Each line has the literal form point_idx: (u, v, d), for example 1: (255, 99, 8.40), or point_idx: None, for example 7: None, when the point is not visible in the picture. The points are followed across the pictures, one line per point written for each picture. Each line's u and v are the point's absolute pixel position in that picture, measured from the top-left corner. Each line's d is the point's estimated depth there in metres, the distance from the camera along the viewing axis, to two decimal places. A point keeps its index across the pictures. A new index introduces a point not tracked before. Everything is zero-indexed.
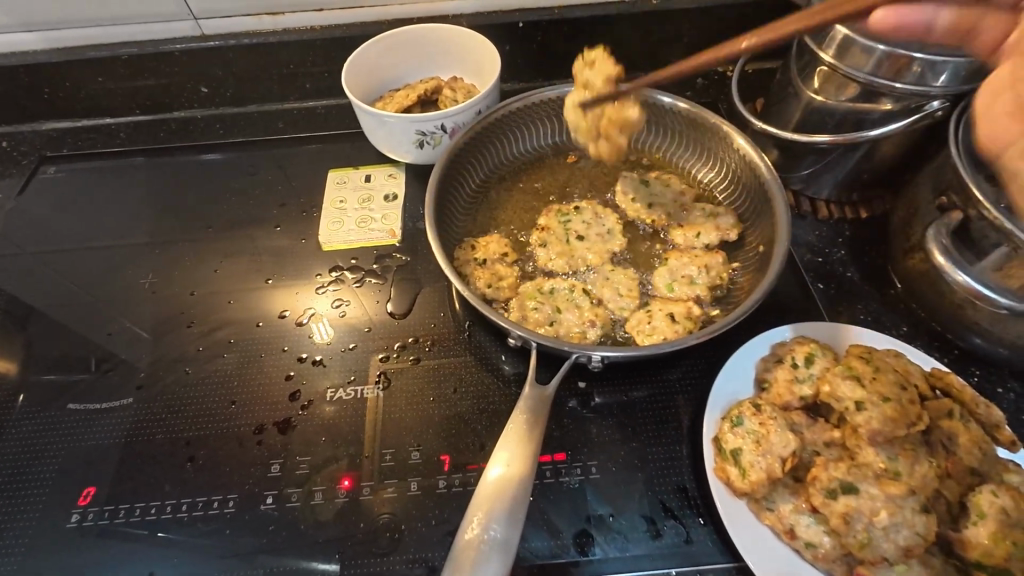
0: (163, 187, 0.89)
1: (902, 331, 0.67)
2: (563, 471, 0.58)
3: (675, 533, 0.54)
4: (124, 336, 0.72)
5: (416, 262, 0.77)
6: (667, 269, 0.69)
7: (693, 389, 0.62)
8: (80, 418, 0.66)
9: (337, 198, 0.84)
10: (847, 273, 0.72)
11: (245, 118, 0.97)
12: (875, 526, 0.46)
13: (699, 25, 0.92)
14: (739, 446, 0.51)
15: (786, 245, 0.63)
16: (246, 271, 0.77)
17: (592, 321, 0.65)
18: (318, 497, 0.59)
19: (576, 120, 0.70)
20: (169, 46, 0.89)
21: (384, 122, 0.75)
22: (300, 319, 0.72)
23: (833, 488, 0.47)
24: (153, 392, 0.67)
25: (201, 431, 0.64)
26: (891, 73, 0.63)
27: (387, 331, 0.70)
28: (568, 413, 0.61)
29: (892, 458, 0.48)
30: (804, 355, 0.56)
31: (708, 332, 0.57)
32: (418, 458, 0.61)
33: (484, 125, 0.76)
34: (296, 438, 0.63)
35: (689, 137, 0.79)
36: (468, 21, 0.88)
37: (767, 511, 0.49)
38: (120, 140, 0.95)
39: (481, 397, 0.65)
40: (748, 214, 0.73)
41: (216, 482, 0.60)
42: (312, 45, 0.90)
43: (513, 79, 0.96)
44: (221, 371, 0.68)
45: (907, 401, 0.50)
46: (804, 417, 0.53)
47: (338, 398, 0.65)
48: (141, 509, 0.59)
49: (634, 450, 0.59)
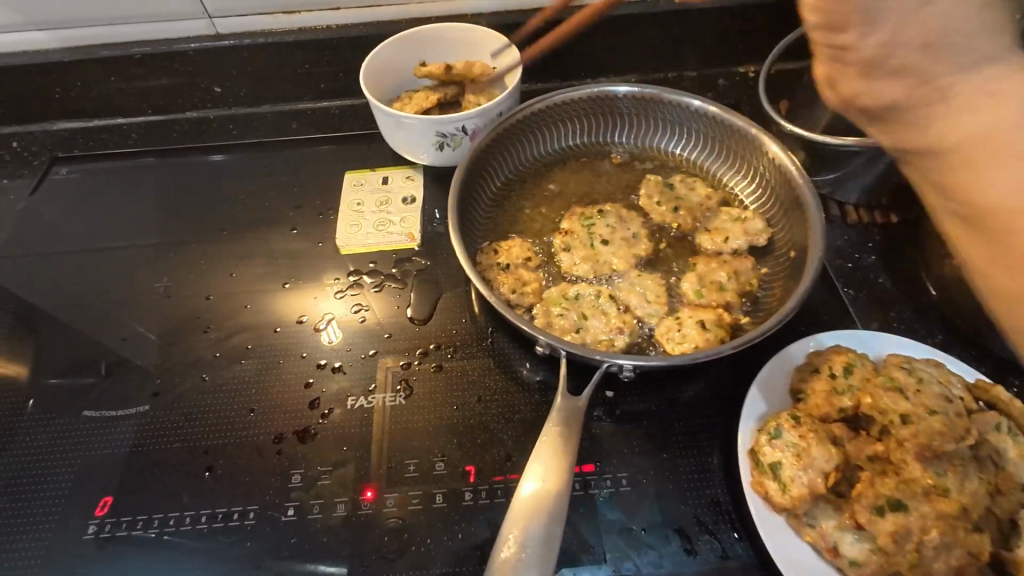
0: (176, 188, 0.88)
1: (937, 339, 0.65)
2: (592, 484, 0.56)
3: (710, 549, 0.52)
4: (140, 340, 0.71)
5: (436, 266, 0.75)
6: (695, 274, 0.67)
7: (724, 399, 0.61)
8: (95, 425, 0.64)
9: (355, 200, 0.82)
10: (879, 279, 0.70)
11: (259, 118, 0.95)
12: (925, 545, 0.44)
13: (723, 25, 0.90)
14: (779, 460, 0.49)
15: (821, 251, 0.62)
16: (262, 275, 0.76)
17: (619, 329, 0.63)
18: (341, 508, 0.57)
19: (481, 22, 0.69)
20: (184, 45, 0.87)
21: (405, 123, 0.74)
22: (319, 324, 0.70)
23: (880, 505, 0.46)
24: (170, 399, 0.65)
25: (220, 440, 0.62)
26: None
27: (407, 338, 0.69)
28: (596, 423, 0.60)
29: (941, 474, 0.46)
30: (843, 365, 0.54)
31: (743, 341, 0.56)
32: (442, 469, 0.59)
33: (506, 126, 0.75)
34: (317, 447, 0.61)
35: (715, 140, 0.77)
36: (488, 20, 0.87)
37: (809, 528, 0.48)
38: (133, 141, 0.94)
39: (505, 405, 0.64)
40: (777, 218, 0.71)
41: (234, 493, 0.59)
42: (328, 44, 0.88)
43: (531, 79, 0.95)
44: (239, 378, 0.66)
45: (954, 415, 0.48)
46: (844, 429, 0.52)
47: (359, 406, 0.64)
48: (159, 520, 0.58)
49: (665, 462, 0.57)
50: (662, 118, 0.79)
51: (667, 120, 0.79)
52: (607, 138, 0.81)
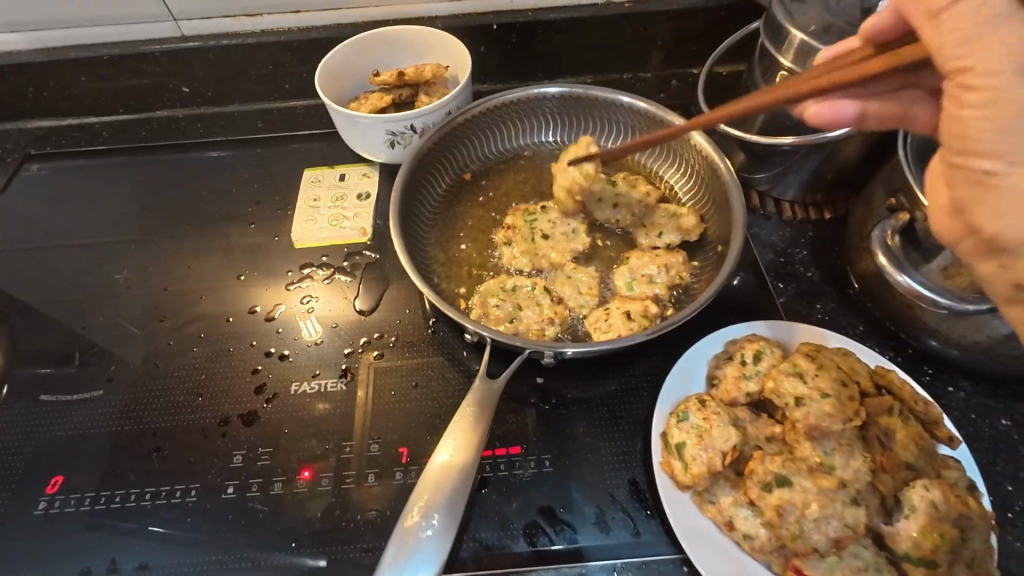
0: (145, 184, 0.91)
1: (858, 330, 0.68)
2: (516, 465, 0.59)
3: (622, 525, 0.55)
4: (98, 330, 0.74)
5: (385, 260, 0.78)
6: (627, 268, 0.70)
7: (648, 386, 0.64)
8: (50, 409, 0.68)
9: (312, 196, 0.85)
10: (807, 273, 0.73)
11: (226, 117, 0.99)
12: (806, 518, 0.46)
13: (673, 28, 0.93)
14: (683, 440, 0.52)
15: (742, 245, 0.64)
16: (220, 267, 0.79)
17: (550, 319, 0.66)
18: (278, 487, 0.60)
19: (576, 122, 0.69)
20: (150, 47, 0.90)
21: (356, 122, 0.77)
22: (270, 314, 0.74)
23: (769, 481, 0.48)
24: (124, 385, 0.69)
25: (168, 423, 0.65)
26: None
27: (352, 328, 0.72)
28: (526, 407, 0.63)
29: (828, 453, 0.49)
30: (753, 352, 0.57)
31: (659, 329, 0.59)
32: (376, 451, 0.62)
33: (453, 126, 0.78)
34: (260, 430, 0.64)
35: (656, 138, 0.79)
36: (443, 23, 0.90)
37: (709, 504, 0.50)
38: (103, 139, 0.97)
39: (442, 392, 0.67)
40: (710, 214, 0.74)
41: (178, 472, 0.62)
42: (290, 46, 0.91)
43: (489, 80, 0.98)
44: (192, 365, 0.69)
45: (845, 397, 0.51)
46: (748, 412, 0.54)
47: (303, 392, 0.67)
48: (106, 497, 0.61)
49: (587, 444, 0.60)
50: (605, 117, 0.81)
51: (610, 122, 0.82)
52: (553, 138, 0.84)
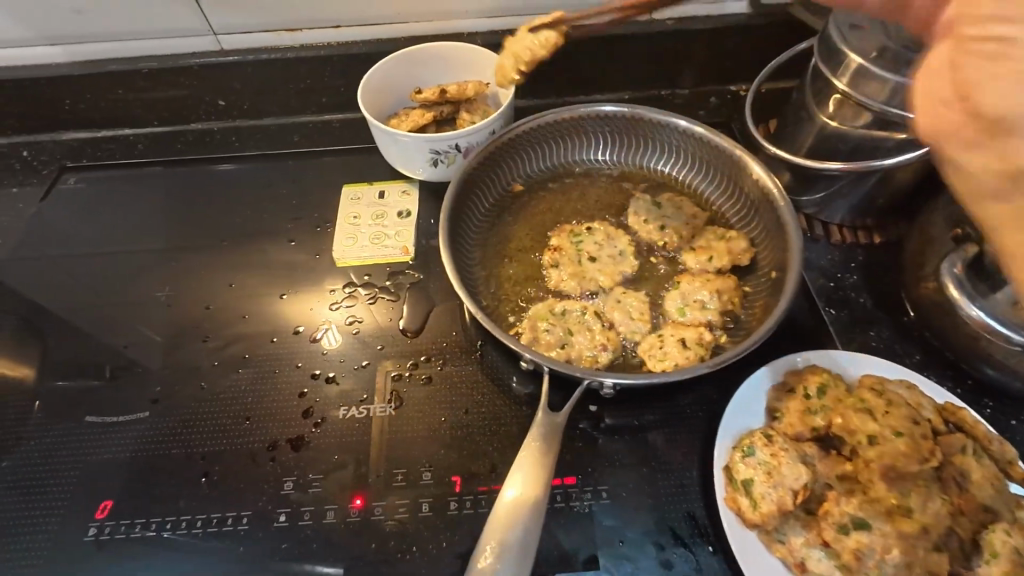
0: (181, 197, 0.91)
1: (914, 359, 0.67)
2: (573, 496, 0.58)
3: (685, 561, 0.54)
4: (141, 348, 0.73)
5: (429, 279, 0.77)
6: (679, 293, 0.69)
7: (704, 415, 0.63)
8: (96, 430, 0.67)
9: (352, 213, 0.85)
10: (859, 299, 0.72)
11: (262, 131, 0.98)
12: (886, 563, 0.46)
13: (714, 45, 0.92)
14: (751, 477, 0.51)
15: (800, 273, 0.63)
16: (261, 285, 0.78)
17: (603, 345, 0.65)
18: (330, 515, 0.60)
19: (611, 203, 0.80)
20: (188, 60, 0.90)
21: (400, 141, 0.76)
22: (314, 335, 0.73)
23: (845, 524, 0.48)
24: (169, 406, 0.68)
25: (216, 446, 0.64)
26: (905, 102, 0.62)
27: (398, 350, 0.71)
28: (579, 436, 0.62)
29: (905, 495, 0.48)
30: (816, 385, 0.56)
31: (719, 361, 0.57)
32: (429, 478, 0.61)
33: (497, 145, 0.77)
34: (310, 455, 0.63)
35: (703, 159, 0.79)
36: (484, 39, 0.89)
37: (778, 543, 0.50)
38: (139, 151, 0.97)
39: (492, 417, 0.66)
40: (760, 238, 0.73)
41: (229, 498, 0.61)
42: (328, 60, 0.91)
43: (526, 95, 0.97)
44: (237, 386, 0.69)
45: (920, 436, 0.50)
46: (816, 448, 0.53)
47: (351, 416, 0.66)
48: (157, 523, 0.60)
49: (644, 476, 0.59)
50: (651, 137, 0.80)
51: (656, 142, 0.80)
52: (596, 158, 0.83)
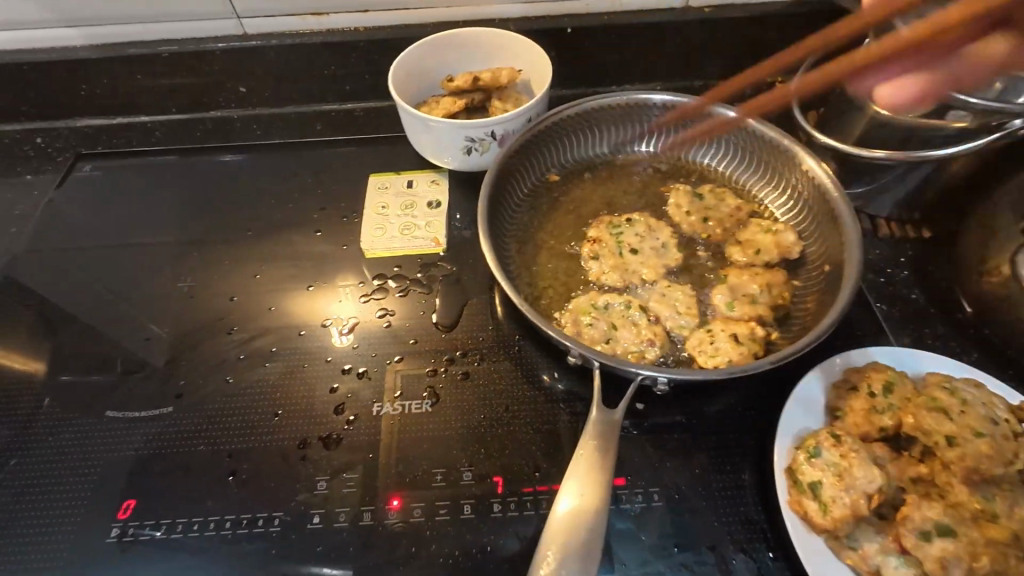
0: (201, 187, 0.88)
1: (973, 357, 0.64)
2: (623, 498, 0.55)
3: (747, 568, 0.51)
4: (164, 341, 0.70)
5: (461, 272, 0.74)
6: (727, 287, 0.66)
7: (757, 414, 0.60)
8: (117, 425, 0.64)
9: (379, 203, 0.82)
10: (912, 295, 0.68)
11: (283, 119, 0.95)
12: (974, 572, 0.43)
13: (753, 34, 0.89)
14: (818, 480, 0.48)
15: (859, 267, 0.61)
16: (287, 276, 0.75)
17: (650, 340, 0.62)
18: (366, 518, 0.56)
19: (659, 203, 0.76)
20: (210, 45, 0.87)
21: (434, 128, 0.74)
22: (343, 329, 0.70)
23: (928, 530, 0.45)
24: (193, 402, 0.65)
25: (244, 444, 0.61)
26: (968, 88, 0.60)
27: (433, 345, 0.68)
28: (622, 435, 0.59)
29: (988, 499, 0.46)
30: (882, 383, 0.53)
31: (781, 356, 0.55)
32: (470, 478, 0.58)
33: (535, 133, 0.74)
34: (343, 454, 0.60)
35: (747, 150, 0.76)
36: (516, 26, 0.86)
37: (850, 550, 0.47)
38: (156, 139, 0.94)
39: (533, 415, 0.63)
40: (809, 231, 0.70)
41: (259, 498, 0.58)
42: (355, 46, 0.88)
43: (556, 85, 0.94)
44: (264, 381, 0.66)
45: (1001, 437, 0.48)
46: (886, 449, 0.50)
47: (385, 413, 0.63)
48: (182, 525, 0.57)
49: (697, 478, 0.56)
50: (692, 128, 0.78)
51: (698, 132, 0.78)
52: (634, 148, 0.80)
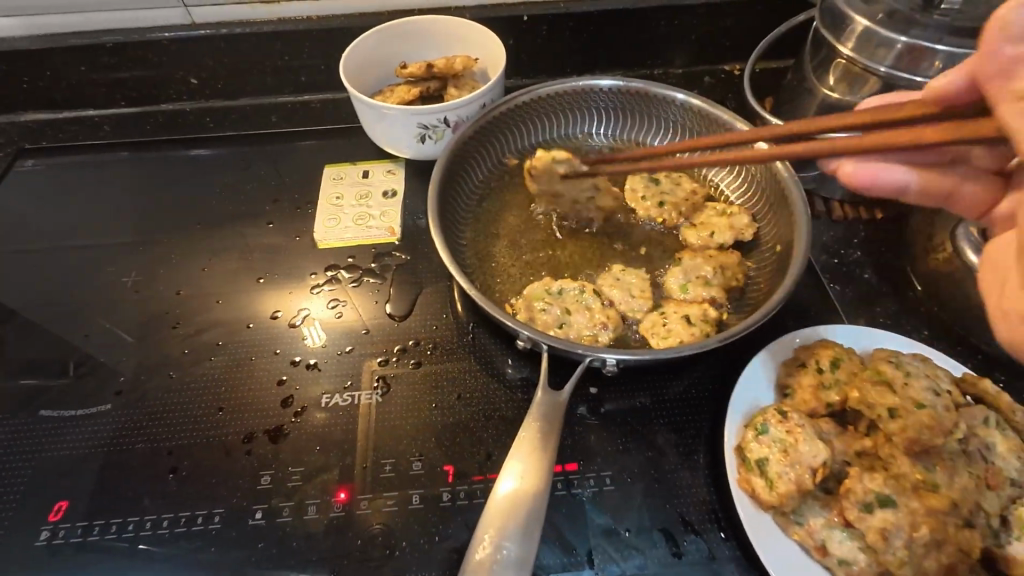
0: (150, 182, 0.85)
1: (923, 334, 0.64)
2: (574, 483, 0.54)
3: (696, 549, 0.50)
4: (107, 337, 0.68)
5: (416, 261, 0.73)
6: (681, 269, 0.66)
7: (710, 394, 0.59)
8: (51, 425, 0.61)
9: (334, 194, 0.80)
10: (863, 275, 0.69)
11: (237, 111, 0.92)
12: (915, 542, 0.43)
13: (709, 21, 0.89)
14: (765, 456, 0.48)
15: (807, 247, 0.61)
16: (236, 269, 0.73)
17: (603, 324, 0.62)
18: (311, 511, 0.55)
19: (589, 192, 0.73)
20: (157, 34, 0.84)
21: (385, 115, 0.72)
22: (293, 321, 0.68)
23: (869, 501, 0.45)
24: (133, 399, 0.63)
25: (185, 440, 0.59)
26: (910, 66, 0.61)
27: (385, 335, 0.66)
28: (577, 420, 0.58)
29: (930, 469, 0.46)
30: (830, 359, 0.53)
31: (729, 334, 0.54)
32: (420, 468, 0.57)
33: (489, 118, 0.73)
34: (289, 447, 0.58)
35: (701, 134, 0.76)
36: (472, 14, 0.85)
37: (796, 526, 0.46)
38: (104, 133, 0.91)
39: (485, 403, 0.62)
40: (762, 212, 0.70)
41: (199, 495, 0.56)
42: (308, 36, 0.86)
43: (515, 74, 0.93)
44: (209, 376, 0.64)
45: (943, 409, 0.47)
46: (832, 424, 0.51)
47: (333, 404, 0.61)
48: (117, 525, 0.55)
49: (648, 460, 0.55)
50: (648, 112, 0.77)
51: (654, 117, 0.78)
52: (591, 135, 0.80)
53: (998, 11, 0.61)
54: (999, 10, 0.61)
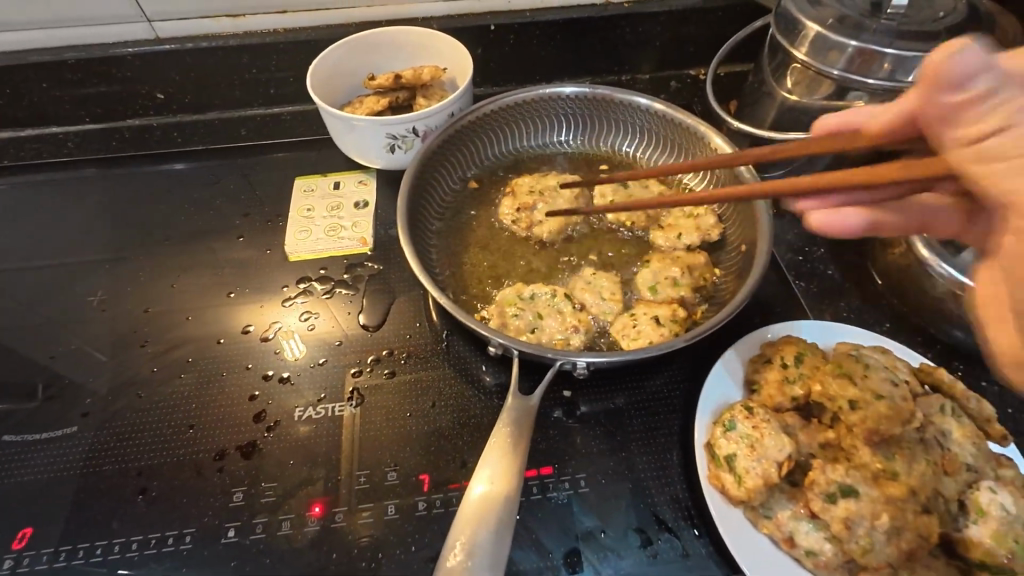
0: (117, 199, 0.83)
1: (885, 327, 0.66)
2: (550, 487, 0.54)
3: (670, 546, 0.51)
4: (73, 358, 0.66)
5: (389, 270, 0.73)
6: (650, 271, 0.67)
7: (681, 393, 0.60)
8: (14, 450, 0.60)
9: (305, 206, 0.80)
10: (827, 271, 0.70)
11: (206, 125, 0.92)
12: (876, 530, 0.44)
13: (673, 28, 0.91)
14: (733, 452, 0.49)
15: (769, 245, 0.62)
16: (206, 285, 0.72)
17: (575, 327, 0.62)
18: (286, 527, 0.54)
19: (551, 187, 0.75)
20: (121, 50, 0.83)
21: (354, 126, 0.72)
22: (265, 334, 0.67)
23: (832, 491, 0.46)
24: (100, 420, 0.61)
25: (155, 460, 0.58)
26: (862, 70, 0.63)
27: (358, 346, 0.66)
28: (552, 424, 0.58)
29: (890, 459, 0.47)
30: (793, 354, 0.54)
31: (696, 333, 0.55)
32: (395, 479, 0.57)
33: (457, 128, 0.74)
34: (262, 463, 0.58)
35: (666, 138, 0.77)
36: (439, 24, 0.86)
37: (765, 519, 0.47)
38: (69, 150, 0.89)
39: (461, 410, 0.62)
40: (728, 214, 0.72)
41: (169, 516, 0.55)
42: (275, 48, 0.86)
43: (485, 83, 0.94)
44: (179, 394, 0.63)
45: (900, 399, 0.49)
46: (796, 418, 0.52)
47: (308, 417, 0.61)
48: (85, 550, 0.54)
49: (622, 460, 0.56)
50: (614, 118, 0.79)
51: (620, 123, 0.79)
52: (560, 142, 0.81)
53: (941, 15, 0.64)
54: (942, 14, 0.64)
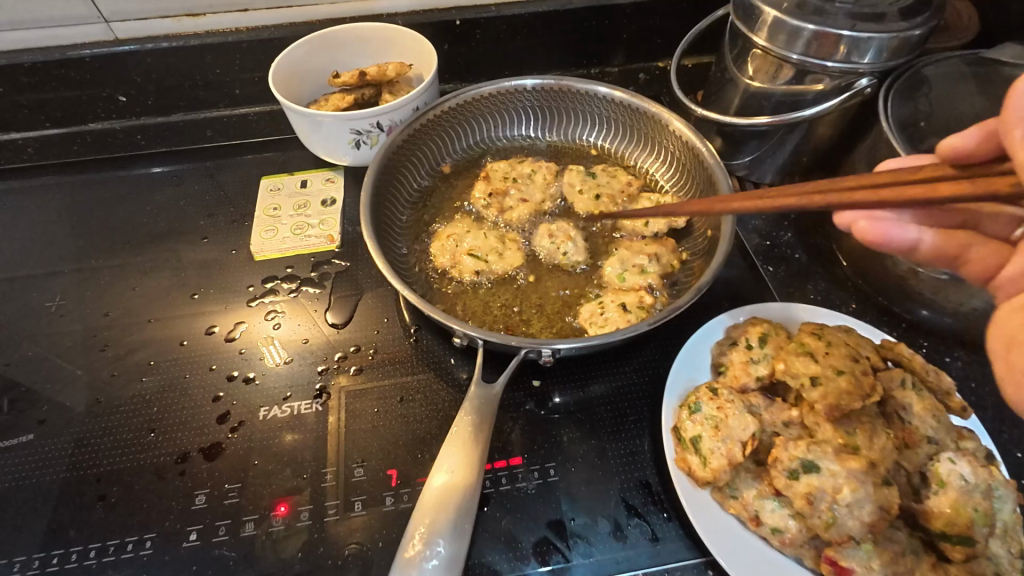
0: (79, 205, 0.82)
1: (851, 307, 0.66)
2: (519, 477, 0.54)
3: (639, 532, 0.51)
4: (32, 366, 0.65)
5: (357, 267, 0.72)
6: (618, 259, 0.67)
7: (650, 379, 0.60)
8: None
9: (271, 205, 0.79)
10: (795, 255, 0.71)
11: (170, 127, 0.90)
12: (838, 504, 0.44)
13: (638, 20, 0.92)
14: (698, 433, 0.49)
15: (733, 229, 0.62)
16: (169, 288, 0.71)
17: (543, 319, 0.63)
18: (250, 528, 0.53)
19: (528, 174, 0.75)
20: (77, 52, 0.82)
21: (317, 122, 0.71)
22: (230, 335, 0.66)
23: (794, 468, 0.47)
24: (57, 427, 0.60)
25: (114, 465, 0.57)
26: (820, 54, 0.63)
27: (325, 344, 0.65)
28: (524, 415, 0.58)
29: (850, 433, 0.48)
30: (758, 336, 0.55)
31: (660, 317, 0.55)
32: (362, 475, 0.56)
33: (423, 122, 0.73)
34: (225, 465, 0.57)
35: (632, 128, 0.78)
36: (404, 20, 0.85)
37: (731, 499, 0.48)
38: (29, 156, 0.87)
39: (430, 404, 0.61)
40: (694, 200, 0.72)
41: (129, 521, 0.54)
42: (237, 47, 0.85)
43: (454, 79, 0.94)
44: (140, 398, 0.61)
45: (861, 373, 0.49)
46: (761, 397, 0.52)
47: (272, 416, 0.60)
48: (41, 560, 0.52)
49: (593, 448, 0.56)
50: (579, 109, 0.79)
51: (586, 114, 0.79)
52: (527, 135, 0.81)
53: None
54: None
